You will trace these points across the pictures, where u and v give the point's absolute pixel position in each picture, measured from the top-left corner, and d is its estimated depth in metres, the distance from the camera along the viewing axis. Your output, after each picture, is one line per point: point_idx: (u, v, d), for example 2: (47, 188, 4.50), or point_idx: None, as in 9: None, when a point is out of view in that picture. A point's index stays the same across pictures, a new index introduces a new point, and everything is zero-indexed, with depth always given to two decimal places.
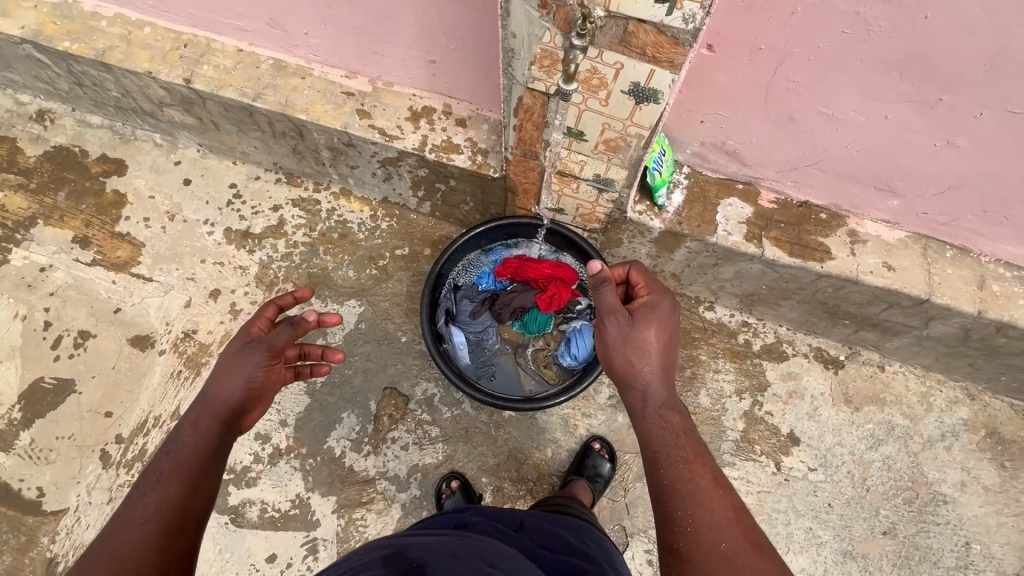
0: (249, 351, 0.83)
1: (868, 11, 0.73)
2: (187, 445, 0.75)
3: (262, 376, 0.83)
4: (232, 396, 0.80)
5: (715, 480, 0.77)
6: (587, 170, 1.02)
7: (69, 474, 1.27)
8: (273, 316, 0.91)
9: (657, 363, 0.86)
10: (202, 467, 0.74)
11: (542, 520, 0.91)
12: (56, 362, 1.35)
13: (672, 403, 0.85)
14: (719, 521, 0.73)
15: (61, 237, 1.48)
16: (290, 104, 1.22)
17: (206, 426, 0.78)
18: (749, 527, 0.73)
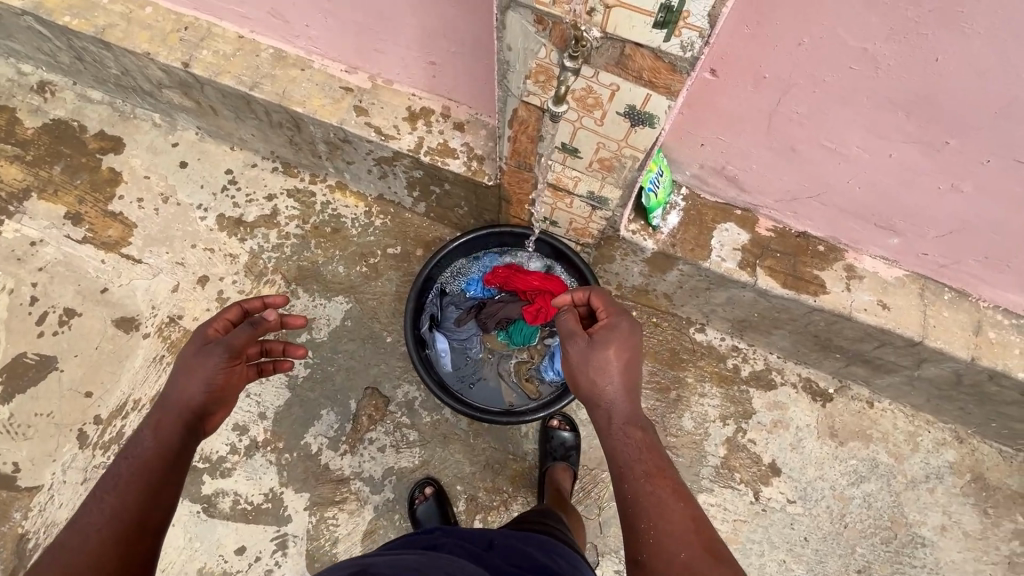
0: (207, 351, 0.79)
1: (876, 49, 0.70)
2: (147, 449, 0.72)
3: (223, 376, 0.80)
4: (193, 398, 0.77)
5: (677, 493, 0.75)
6: (581, 186, 1.00)
7: (45, 451, 1.27)
8: (236, 318, 0.88)
9: (620, 381, 0.84)
10: (162, 470, 0.71)
11: (515, 538, 0.87)
12: (39, 339, 1.34)
13: (636, 417, 0.83)
14: (679, 535, 0.71)
15: (53, 212, 1.47)
16: (287, 96, 1.20)
17: (167, 429, 0.74)
18: (711, 541, 0.71)
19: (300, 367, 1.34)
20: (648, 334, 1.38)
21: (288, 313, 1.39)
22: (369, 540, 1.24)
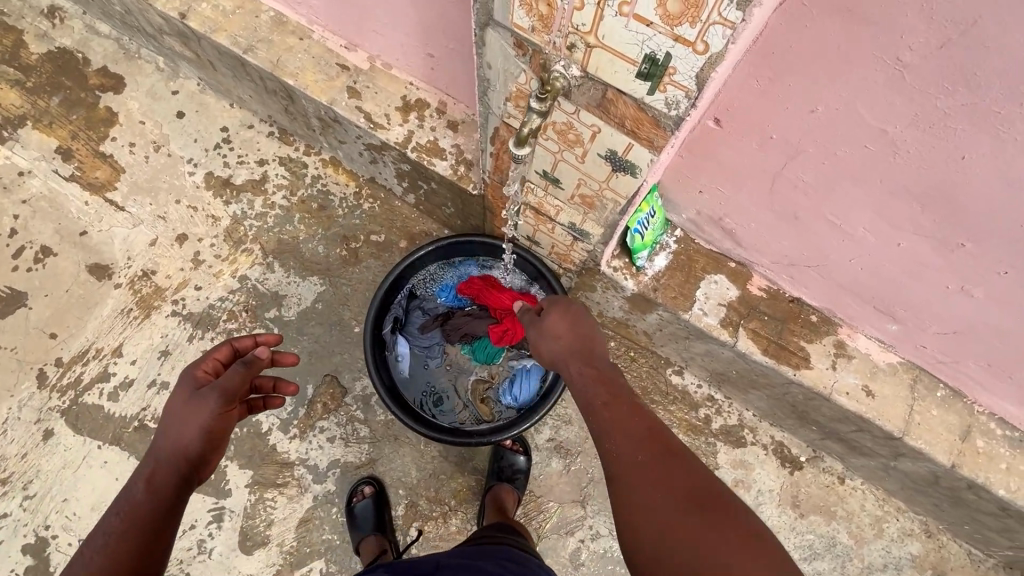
0: (201, 398, 0.70)
1: (896, 133, 0.61)
2: (140, 505, 0.65)
3: (221, 423, 0.71)
4: (190, 448, 0.68)
5: (637, 410, 0.67)
6: (563, 216, 0.93)
7: (4, 385, 1.28)
8: (225, 357, 0.79)
9: (572, 339, 0.77)
10: (154, 524, 0.64)
11: (460, 557, 0.82)
12: (14, 272, 1.34)
13: (593, 352, 0.75)
14: (643, 454, 0.62)
15: (44, 144, 1.42)
16: (280, 65, 1.14)
17: (159, 481, 0.67)
18: (678, 452, 0.62)
19: None
20: (623, 368, 1.32)
21: (260, 286, 1.36)
22: (303, 528, 1.24)
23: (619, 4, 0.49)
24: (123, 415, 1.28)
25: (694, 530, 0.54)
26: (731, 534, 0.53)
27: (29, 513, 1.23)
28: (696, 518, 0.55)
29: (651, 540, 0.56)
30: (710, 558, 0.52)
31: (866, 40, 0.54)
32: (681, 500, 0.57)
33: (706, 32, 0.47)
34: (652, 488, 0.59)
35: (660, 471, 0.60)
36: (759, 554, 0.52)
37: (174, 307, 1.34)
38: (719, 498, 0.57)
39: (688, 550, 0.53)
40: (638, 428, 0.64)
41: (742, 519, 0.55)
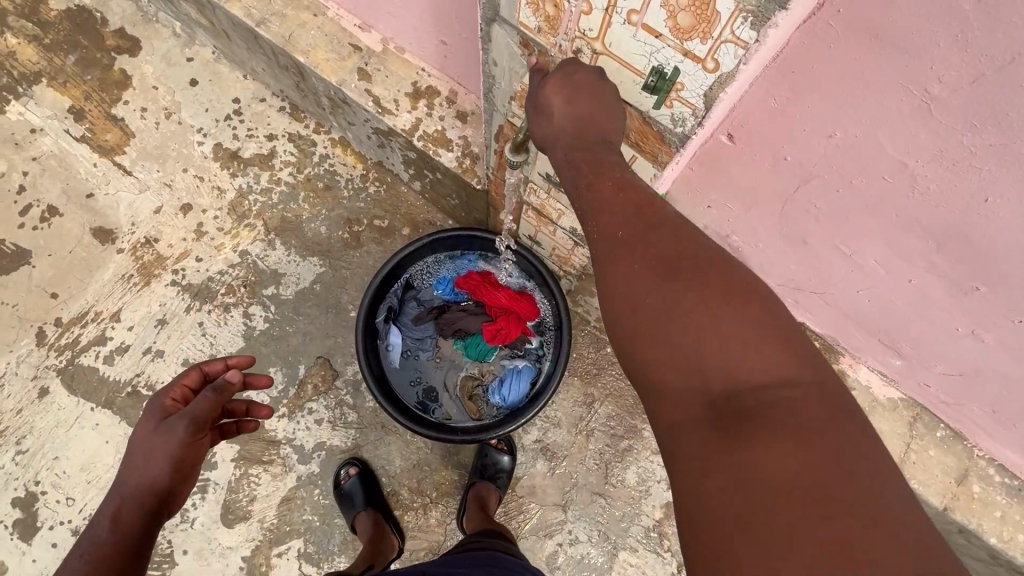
0: (166, 430, 0.70)
1: (917, 167, 0.58)
2: (106, 543, 0.66)
3: (187, 455, 0.71)
4: (155, 484, 0.69)
5: (625, 186, 0.54)
6: (564, 219, 0.93)
7: (4, 340, 1.30)
8: (195, 382, 0.78)
9: (576, 107, 0.54)
10: (123, 563, 0.66)
11: (444, 566, 0.82)
12: (20, 229, 1.35)
13: (599, 111, 0.54)
14: (630, 220, 0.53)
15: (58, 103, 1.40)
16: (292, 41, 1.11)
17: (126, 517, 0.68)
18: (670, 218, 0.53)
19: (260, 320, 1.33)
20: (617, 376, 1.30)
21: (260, 263, 1.36)
22: (285, 507, 1.25)
23: (628, 12, 0.48)
24: (117, 380, 1.30)
25: (682, 295, 0.47)
26: (723, 296, 0.47)
27: (20, 467, 1.25)
28: (685, 277, 0.48)
29: (634, 309, 0.50)
30: (702, 319, 0.46)
31: (894, 66, 0.50)
32: (669, 267, 0.49)
33: (716, 51, 0.46)
34: (638, 259, 0.51)
35: (648, 237, 0.52)
36: (754, 310, 0.46)
37: (174, 277, 1.34)
38: (715, 262, 0.49)
39: (672, 315, 0.47)
40: (626, 200, 0.54)
41: (740, 277, 0.48)
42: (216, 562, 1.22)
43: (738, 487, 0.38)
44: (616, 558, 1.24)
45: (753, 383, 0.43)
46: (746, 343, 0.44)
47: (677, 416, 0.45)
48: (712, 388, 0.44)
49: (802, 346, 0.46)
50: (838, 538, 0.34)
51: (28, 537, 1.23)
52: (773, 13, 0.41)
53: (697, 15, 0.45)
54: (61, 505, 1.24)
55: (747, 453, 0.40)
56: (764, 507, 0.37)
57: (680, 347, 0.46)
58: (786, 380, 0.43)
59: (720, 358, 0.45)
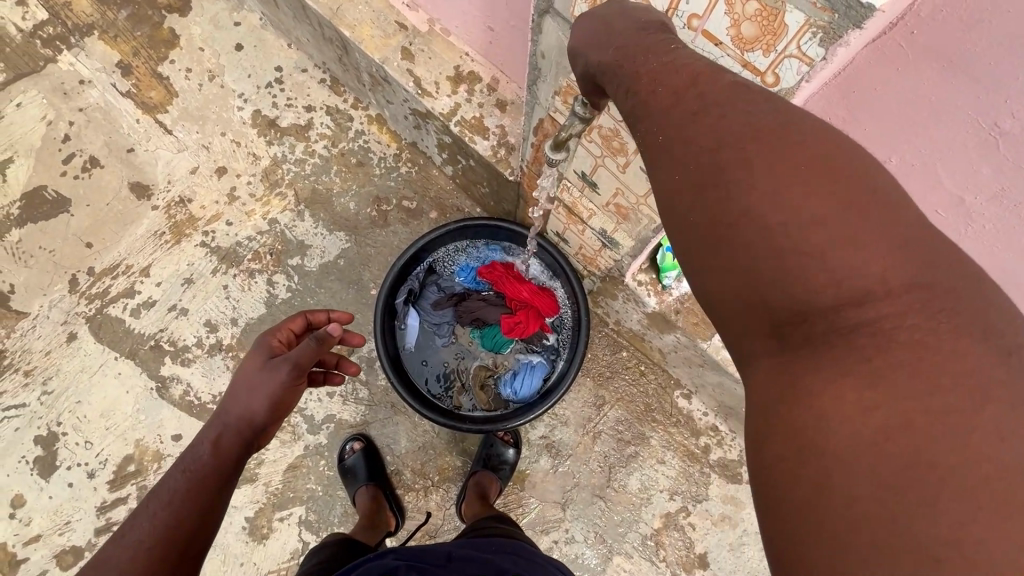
0: (273, 366, 0.72)
1: (974, 203, 0.55)
2: (205, 464, 0.66)
3: (287, 394, 0.72)
4: (256, 415, 0.70)
5: (671, 65, 0.44)
6: (595, 220, 0.92)
7: (39, 283, 1.34)
8: (297, 330, 0.83)
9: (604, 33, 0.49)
10: (219, 489, 0.65)
11: (470, 549, 0.84)
12: (62, 177, 1.38)
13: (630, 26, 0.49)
14: (670, 118, 0.43)
15: (108, 57, 1.43)
16: (340, 14, 1.11)
17: (226, 445, 0.68)
18: (722, 95, 0.42)
19: (283, 289, 1.35)
20: (630, 381, 1.29)
21: (288, 232, 1.37)
22: (291, 474, 1.27)
23: (689, 17, 0.52)
24: (142, 333, 1.33)
25: (732, 215, 0.40)
26: (788, 203, 0.38)
27: (45, 407, 1.30)
28: (740, 183, 0.40)
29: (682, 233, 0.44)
30: (761, 241, 0.39)
31: (967, 96, 0.46)
32: (717, 176, 0.41)
33: (778, 64, 0.50)
34: (680, 167, 0.43)
35: (690, 137, 0.42)
36: (830, 209, 0.37)
37: (204, 238, 1.37)
38: (781, 148, 0.39)
39: (725, 239, 0.41)
40: (667, 96, 0.44)
41: (815, 156, 0.38)
42: (220, 520, 1.25)
43: (812, 440, 0.36)
44: (611, 561, 1.24)
45: (830, 305, 0.37)
46: (819, 262, 0.37)
47: (748, 345, 0.43)
48: (780, 320, 0.40)
49: (906, 231, 0.36)
50: (919, 497, 0.32)
51: (47, 474, 1.28)
52: (845, 31, 0.44)
53: (763, 27, 0.48)
54: (79, 447, 1.29)
55: (827, 398, 0.36)
56: (841, 462, 0.35)
57: (738, 277, 0.40)
58: (873, 295, 0.36)
59: (789, 287, 0.38)
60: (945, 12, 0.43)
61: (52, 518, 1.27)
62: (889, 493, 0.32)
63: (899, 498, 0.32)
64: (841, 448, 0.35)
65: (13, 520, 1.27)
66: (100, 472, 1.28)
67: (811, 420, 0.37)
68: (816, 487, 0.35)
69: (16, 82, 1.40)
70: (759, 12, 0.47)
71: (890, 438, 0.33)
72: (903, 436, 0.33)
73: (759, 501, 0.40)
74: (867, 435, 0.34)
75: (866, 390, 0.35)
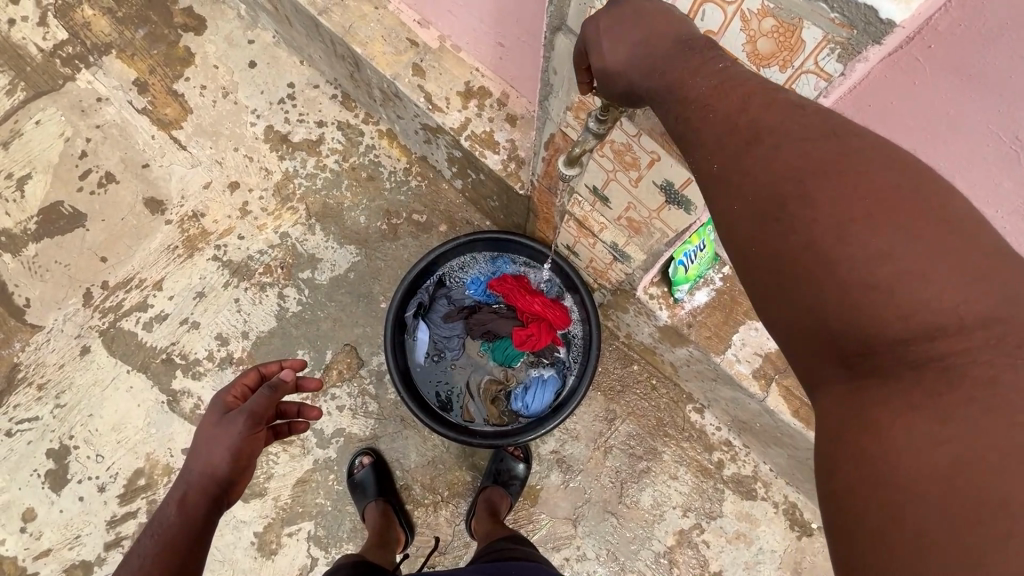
0: (227, 421, 0.72)
1: (996, 218, 0.55)
2: (172, 525, 0.66)
3: (247, 445, 0.72)
4: (217, 470, 0.70)
5: (718, 85, 0.44)
6: (606, 233, 0.91)
7: (54, 297, 1.36)
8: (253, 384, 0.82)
9: (628, 37, 0.48)
10: (190, 547, 0.65)
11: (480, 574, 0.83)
12: (78, 193, 1.41)
13: (662, 30, 0.48)
14: (722, 146, 0.42)
15: (124, 75, 1.45)
16: (352, 32, 1.13)
17: (192, 503, 0.68)
18: (775, 121, 0.41)
19: (293, 302, 1.35)
20: (641, 396, 1.27)
21: (299, 246, 1.38)
22: (300, 488, 1.27)
23: (704, 33, 0.52)
24: (153, 346, 1.34)
25: (797, 246, 0.38)
26: (849, 234, 0.36)
27: (58, 421, 1.31)
28: (806, 216, 0.38)
29: (741, 261, 0.43)
30: (825, 273, 0.37)
31: (989, 110, 0.46)
32: (780, 207, 0.39)
33: (795, 79, 0.50)
34: (740, 196, 0.41)
35: (747, 166, 0.41)
36: (903, 245, 0.35)
37: (216, 252, 1.38)
38: (851, 179, 0.37)
39: (791, 268, 0.39)
40: (718, 112, 0.43)
41: (884, 188, 0.36)
42: (229, 535, 1.24)
43: (880, 471, 0.34)
44: None
45: (900, 337, 0.35)
46: (891, 296, 0.35)
47: (810, 374, 0.40)
48: (845, 350, 0.37)
49: (989, 261, 0.34)
50: (996, 528, 0.29)
51: (58, 488, 1.29)
52: (864, 47, 0.44)
53: (780, 43, 0.48)
54: (91, 461, 1.30)
55: (895, 430, 0.34)
56: (909, 496, 0.32)
57: (800, 308, 0.38)
58: (947, 330, 0.34)
59: (855, 318, 0.36)
60: (962, 27, 0.42)
61: (62, 531, 1.27)
62: (967, 524, 0.30)
63: (976, 529, 0.30)
64: (915, 478, 0.32)
65: (24, 533, 1.27)
66: (111, 486, 1.29)
67: (881, 450, 0.34)
68: (888, 517, 0.33)
69: (35, 100, 1.43)
70: (776, 28, 0.47)
71: (962, 471, 0.31)
72: (978, 469, 0.31)
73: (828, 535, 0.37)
74: (938, 465, 0.32)
75: (938, 423, 0.33)
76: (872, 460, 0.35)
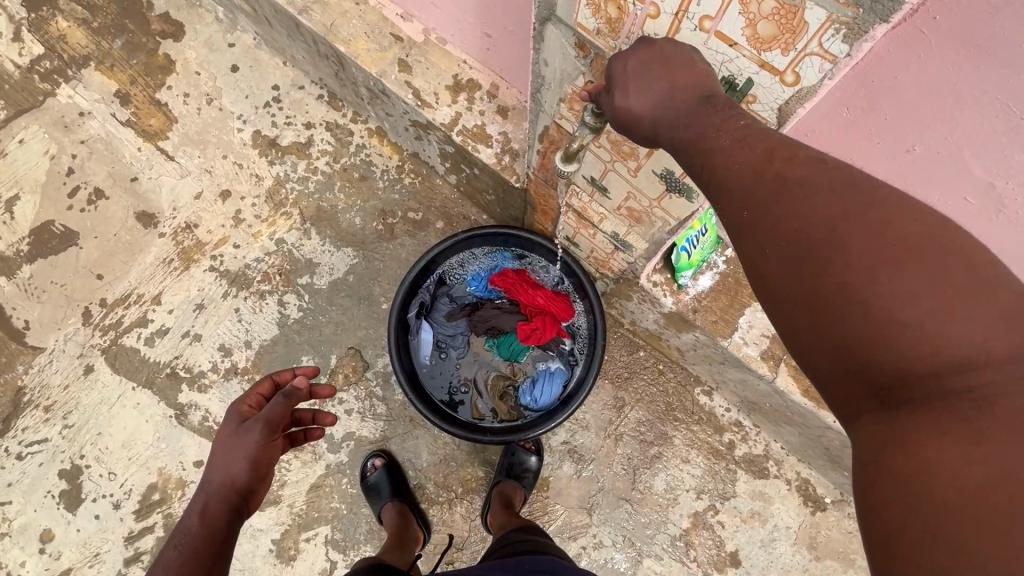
0: (244, 431, 0.72)
1: (1005, 189, 0.53)
2: (195, 536, 0.66)
3: (264, 455, 0.71)
4: (236, 480, 0.69)
5: (742, 137, 0.44)
6: (606, 224, 0.90)
7: (53, 318, 1.35)
8: (267, 393, 0.81)
9: (650, 84, 0.49)
10: (213, 557, 0.65)
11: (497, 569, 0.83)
12: (68, 211, 1.39)
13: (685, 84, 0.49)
14: (745, 189, 0.43)
15: (105, 87, 1.42)
16: (334, 30, 1.10)
17: (213, 512, 0.68)
18: (796, 166, 0.42)
19: (294, 309, 1.34)
20: (649, 382, 1.27)
21: (295, 251, 1.37)
22: (314, 493, 1.27)
23: (700, 18, 0.50)
24: (157, 361, 1.33)
25: (823, 285, 0.39)
26: (874, 276, 0.37)
27: (67, 441, 1.31)
28: (832, 257, 0.39)
29: (768, 301, 0.44)
30: (854, 312, 0.37)
31: (997, 81, 0.45)
32: (804, 246, 0.40)
33: (799, 62, 0.48)
34: (763, 235, 0.42)
35: (770, 207, 0.42)
36: (928, 285, 0.35)
37: (212, 263, 1.36)
38: (872, 222, 0.38)
39: (818, 304, 0.39)
40: (744, 159, 0.43)
41: (904, 231, 0.37)
42: (248, 543, 1.25)
43: (918, 496, 0.34)
44: (640, 564, 1.23)
45: (932, 373, 0.35)
46: (916, 335, 0.36)
47: (843, 407, 0.40)
48: (876, 384, 0.37)
49: (1013, 301, 0.35)
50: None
51: (74, 507, 1.29)
52: (871, 26, 0.43)
53: (781, 26, 0.46)
54: (104, 479, 1.30)
55: (931, 458, 0.34)
56: (949, 521, 0.33)
57: (830, 342, 0.39)
58: (975, 364, 0.34)
59: (886, 354, 0.36)
60: None
61: (81, 550, 1.28)
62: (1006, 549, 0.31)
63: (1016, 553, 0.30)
64: (953, 503, 0.33)
65: (43, 554, 1.28)
66: (125, 503, 1.29)
67: (918, 479, 0.35)
68: (928, 541, 0.33)
69: (17, 118, 1.41)
70: (777, 11, 0.45)
71: (1002, 497, 0.32)
72: (1009, 496, 0.31)
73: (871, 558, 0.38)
74: (972, 492, 0.33)
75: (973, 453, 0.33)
76: (904, 486, 0.35)
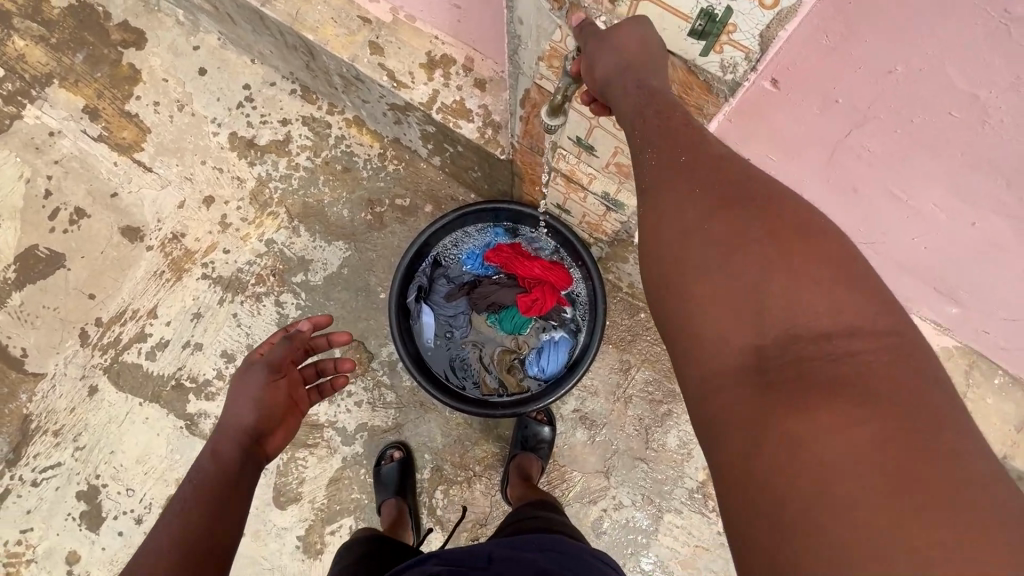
0: (253, 369, 0.82)
1: (990, 98, 0.51)
2: (209, 463, 0.73)
3: (266, 391, 0.80)
4: (243, 413, 0.77)
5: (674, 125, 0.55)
6: (596, 184, 0.90)
7: (50, 343, 1.33)
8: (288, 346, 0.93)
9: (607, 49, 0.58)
10: (222, 483, 0.70)
11: (511, 549, 0.72)
12: (51, 234, 1.36)
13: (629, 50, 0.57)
14: (681, 178, 0.52)
15: (72, 103, 1.39)
16: (300, 18, 1.07)
17: (225, 444, 0.75)
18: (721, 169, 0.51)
19: (292, 307, 1.34)
20: (653, 342, 1.28)
21: (287, 250, 1.35)
22: (334, 487, 1.28)
23: None
24: (161, 374, 1.33)
25: (736, 257, 0.45)
26: (778, 254, 0.44)
27: (80, 462, 1.30)
28: (744, 237, 0.46)
29: (669, 288, 0.49)
30: (758, 282, 0.44)
31: None
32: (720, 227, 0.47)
33: None
34: (690, 218, 0.50)
35: (700, 195, 0.50)
36: (816, 267, 0.43)
37: (204, 271, 1.35)
38: (778, 216, 0.46)
39: (728, 276, 0.45)
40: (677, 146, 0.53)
41: (800, 227, 0.45)
42: (273, 542, 1.26)
43: (805, 456, 0.37)
44: (661, 520, 1.25)
45: (817, 343, 0.41)
46: (789, 325, 0.42)
47: (727, 383, 0.43)
48: (770, 356, 0.42)
49: (880, 296, 0.42)
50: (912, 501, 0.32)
51: (96, 527, 1.29)
52: None
53: None
54: (123, 496, 1.30)
55: (815, 418, 0.37)
56: (834, 476, 0.35)
57: (736, 312, 0.44)
58: (859, 338, 0.40)
59: (782, 324, 0.42)
60: None
61: (108, 567, 1.28)
62: (885, 498, 0.33)
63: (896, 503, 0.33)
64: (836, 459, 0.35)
65: None
66: (147, 517, 1.29)
67: (802, 441, 0.37)
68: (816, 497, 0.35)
69: None
70: None
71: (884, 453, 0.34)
72: (889, 452, 0.34)
73: (733, 547, 0.40)
74: (860, 449, 0.35)
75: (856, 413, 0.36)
76: (790, 449, 0.37)
